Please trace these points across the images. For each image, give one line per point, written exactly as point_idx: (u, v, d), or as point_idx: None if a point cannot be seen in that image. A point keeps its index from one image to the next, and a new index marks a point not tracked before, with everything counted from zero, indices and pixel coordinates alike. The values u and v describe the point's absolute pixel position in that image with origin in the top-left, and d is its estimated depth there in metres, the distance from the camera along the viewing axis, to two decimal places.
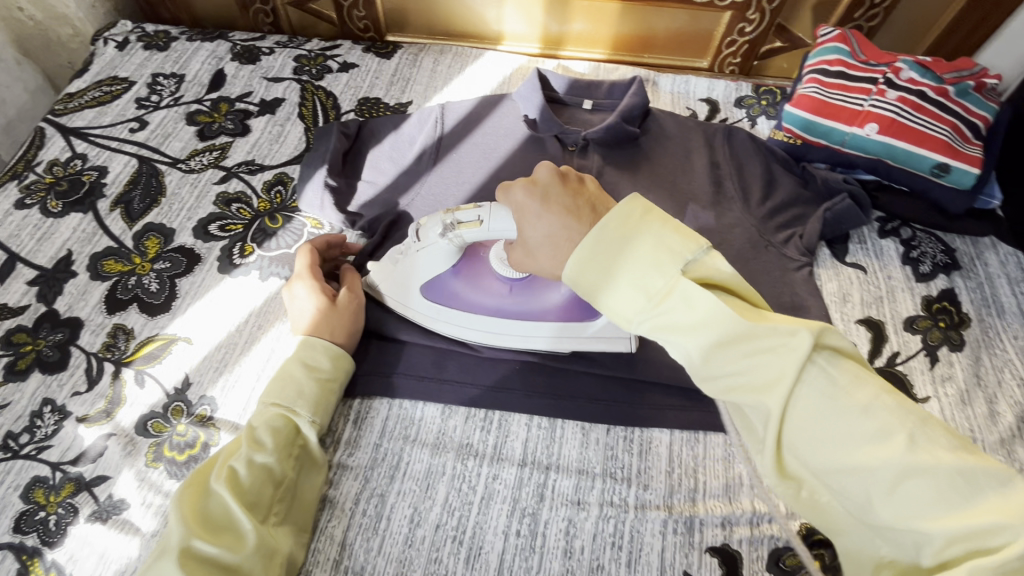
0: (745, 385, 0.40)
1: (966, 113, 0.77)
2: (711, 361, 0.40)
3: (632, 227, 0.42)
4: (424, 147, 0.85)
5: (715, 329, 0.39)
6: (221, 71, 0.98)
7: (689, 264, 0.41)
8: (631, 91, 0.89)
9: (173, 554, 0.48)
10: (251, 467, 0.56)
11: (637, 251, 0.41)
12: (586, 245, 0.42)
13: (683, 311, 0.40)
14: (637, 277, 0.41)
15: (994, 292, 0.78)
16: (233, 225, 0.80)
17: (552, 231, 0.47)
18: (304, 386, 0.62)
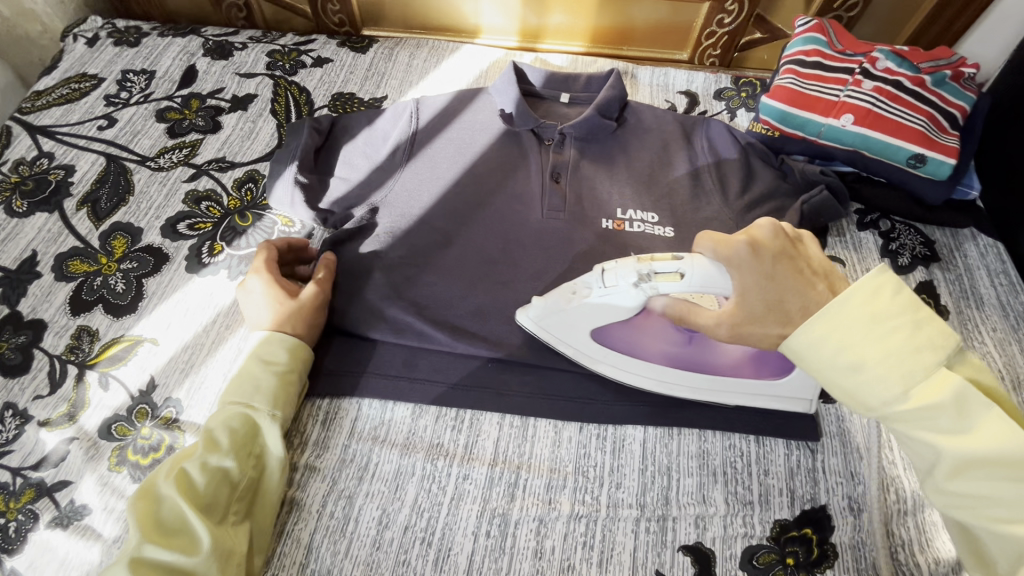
0: (996, 507, 0.40)
1: (943, 102, 0.76)
2: (957, 464, 0.40)
3: (888, 303, 0.43)
4: (397, 142, 0.83)
5: (999, 452, 0.39)
6: (192, 67, 0.96)
7: (950, 367, 0.42)
8: (608, 84, 0.88)
9: (127, 557, 0.49)
10: (207, 469, 0.55)
11: (886, 329, 0.42)
12: (833, 313, 0.43)
13: (950, 411, 0.40)
14: (897, 368, 0.41)
15: (973, 283, 0.78)
16: (202, 224, 0.78)
17: (770, 298, 0.47)
18: (265, 384, 0.61)
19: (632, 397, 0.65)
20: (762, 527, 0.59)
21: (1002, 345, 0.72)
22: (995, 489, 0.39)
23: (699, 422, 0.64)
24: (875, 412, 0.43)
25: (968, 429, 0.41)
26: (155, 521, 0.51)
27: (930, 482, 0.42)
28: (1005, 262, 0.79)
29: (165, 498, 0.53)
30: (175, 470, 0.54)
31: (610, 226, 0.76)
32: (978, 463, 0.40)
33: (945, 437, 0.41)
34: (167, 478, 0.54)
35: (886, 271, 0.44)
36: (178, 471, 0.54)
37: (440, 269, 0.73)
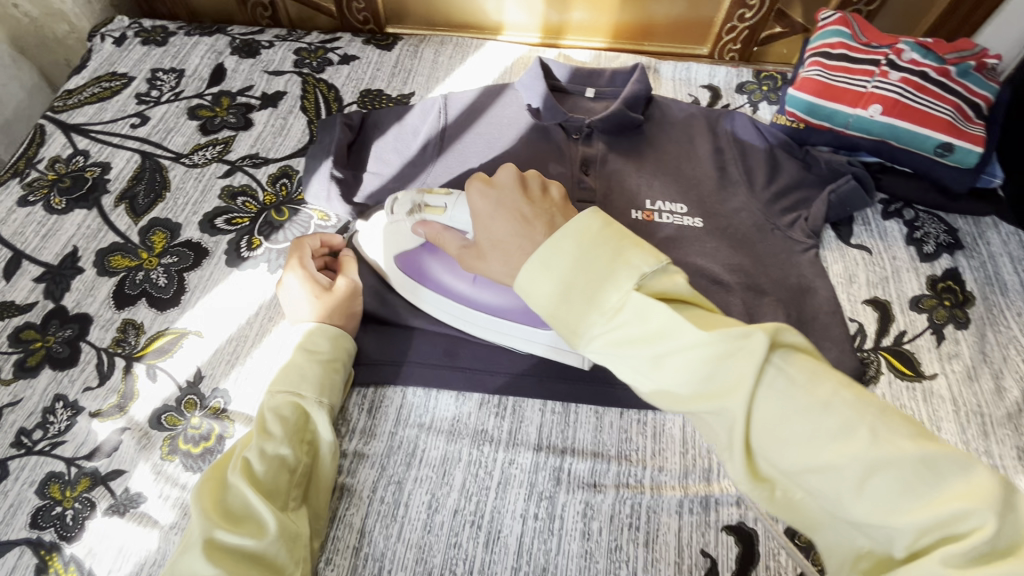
0: (702, 390, 0.41)
1: (968, 93, 0.77)
2: (681, 372, 0.41)
3: (588, 239, 0.45)
4: (428, 137, 0.85)
5: (670, 337, 0.41)
6: (221, 66, 0.97)
7: (644, 279, 0.43)
8: (634, 78, 0.89)
9: (196, 543, 0.49)
10: (264, 457, 0.55)
11: (565, 261, 0.45)
12: (539, 255, 0.46)
13: (640, 326, 0.42)
14: (567, 285, 0.45)
15: (998, 270, 0.79)
16: (239, 219, 0.79)
17: (505, 235, 0.51)
18: (316, 374, 0.61)
19: None
20: None
21: None
22: (760, 397, 0.39)
23: None
24: (590, 338, 0.44)
25: (642, 345, 0.42)
26: (223, 508, 0.52)
27: (654, 387, 0.44)
28: None
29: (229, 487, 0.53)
30: (238, 459, 0.55)
31: (640, 217, 0.78)
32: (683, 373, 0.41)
33: (642, 348, 0.42)
34: (230, 468, 0.55)
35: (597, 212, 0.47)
36: (239, 460, 0.55)
37: None
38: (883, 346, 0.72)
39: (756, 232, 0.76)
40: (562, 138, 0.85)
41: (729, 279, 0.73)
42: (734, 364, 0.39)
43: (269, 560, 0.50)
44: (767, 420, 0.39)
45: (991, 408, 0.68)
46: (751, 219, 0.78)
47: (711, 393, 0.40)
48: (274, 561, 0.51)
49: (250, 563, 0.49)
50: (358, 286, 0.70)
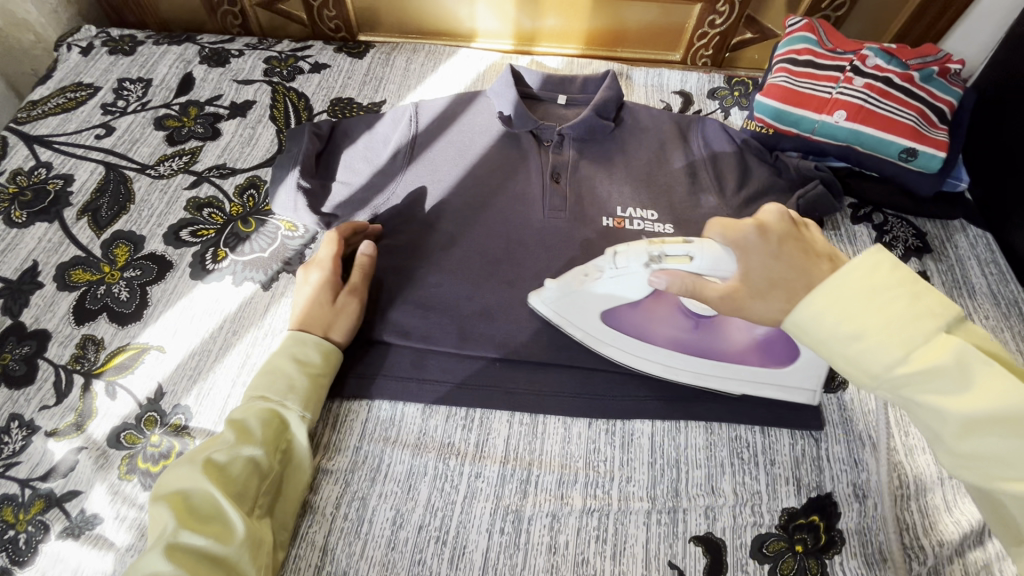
0: (1019, 473, 0.38)
1: (931, 98, 0.78)
2: (967, 421, 0.39)
3: (889, 275, 0.42)
4: (398, 146, 0.84)
5: (1008, 408, 0.38)
6: (189, 75, 0.96)
7: (954, 330, 0.41)
8: (605, 85, 0.90)
9: (162, 543, 0.48)
10: (237, 460, 0.55)
11: (887, 302, 0.41)
12: (827, 286, 0.43)
13: (953, 376, 0.39)
14: (900, 329, 0.40)
15: (965, 273, 0.80)
16: (205, 230, 0.78)
17: (782, 274, 0.47)
18: (293, 381, 0.62)
19: (640, 392, 0.66)
20: (770, 516, 0.60)
21: (994, 332, 0.75)
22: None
23: (706, 414, 0.66)
24: (880, 380, 0.41)
25: (932, 392, 0.40)
26: (189, 509, 0.51)
27: (955, 460, 0.40)
28: (994, 252, 0.82)
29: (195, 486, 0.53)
30: (203, 460, 0.54)
31: (610, 224, 0.77)
32: (985, 429, 0.39)
33: (943, 395, 0.40)
34: (196, 468, 0.53)
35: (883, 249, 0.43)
36: (207, 461, 0.54)
37: (445, 271, 0.74)
38: None
39: None
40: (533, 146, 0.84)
41: None
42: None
43: (232, 566, 0.50)
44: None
45: None
46: None
47: (1011, 454, 0.38)
48: (239, 567, 0.50)
49: (214, 566, 0.49)
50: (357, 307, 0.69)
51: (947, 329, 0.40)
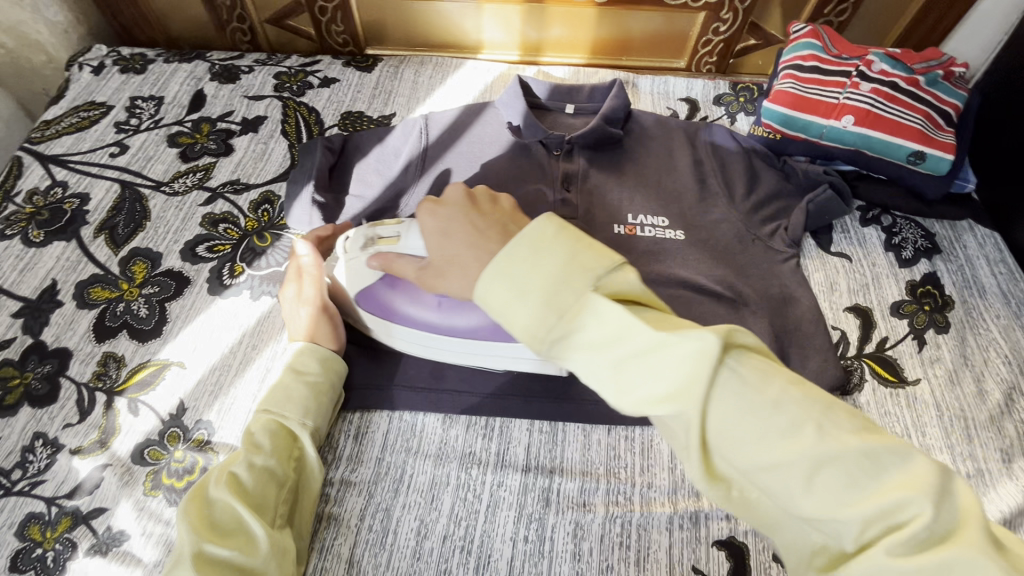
0: (654, 395, 0.38)
1: (938, 101, 0.79)
2: (672, 397, 0.38)
3: (551, 243, 0.43)
4: (410, 158, 0.85)
5: (625, 342, 0.39)
6: (201, 92, 0.97)
7: (603, 280, 0.41)
8: (612, 94, 0.90)
9: (184, 558, 0.47)
10: (252, 471, 0.55)
11: (547, 265, 0.42)
12: (496, 261, 0.43)
13: (649, 316, 0.40)
14: (549, 290, 0.41)
15: (975, 274, 0.80)
16: (221, 246, 0.79)
17: (457, 253, 0.49)
18: (301, 393, 0.61)
19: None
20: None
21: (1006, 331, 0.75)
22: (741, 419, 0.37)
23: None
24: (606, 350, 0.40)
25: (636, 366, 0.39)
26: (209, 524, 0.50)
27: (615, 396, 0.40)
28: (1003, 251, 0.82)
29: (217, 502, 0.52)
30: (218, 476, 0.54)
31: (623, 232, 0.78)
32: (633, 380, 0.39)
33: (593, 343, 0.40)
34: (210, 485, 0.53)
35: (554, 217, 0.44)
36: (221, 476, 0.54)
37: None
38: (867, 353, 0.72)
39: (738, 244, 0.77)
40: (544, 156, 0.85)
41: (713, 291, 0.73)
42: (697, 376, 0.37)
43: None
44: (766, 438, 0.36)
45: (974, 411, 0.68)
46: (732, 231, 0.78)
47: (742, 425, 0.37)
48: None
49: None
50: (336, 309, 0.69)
51: (596, 285, 0.41)
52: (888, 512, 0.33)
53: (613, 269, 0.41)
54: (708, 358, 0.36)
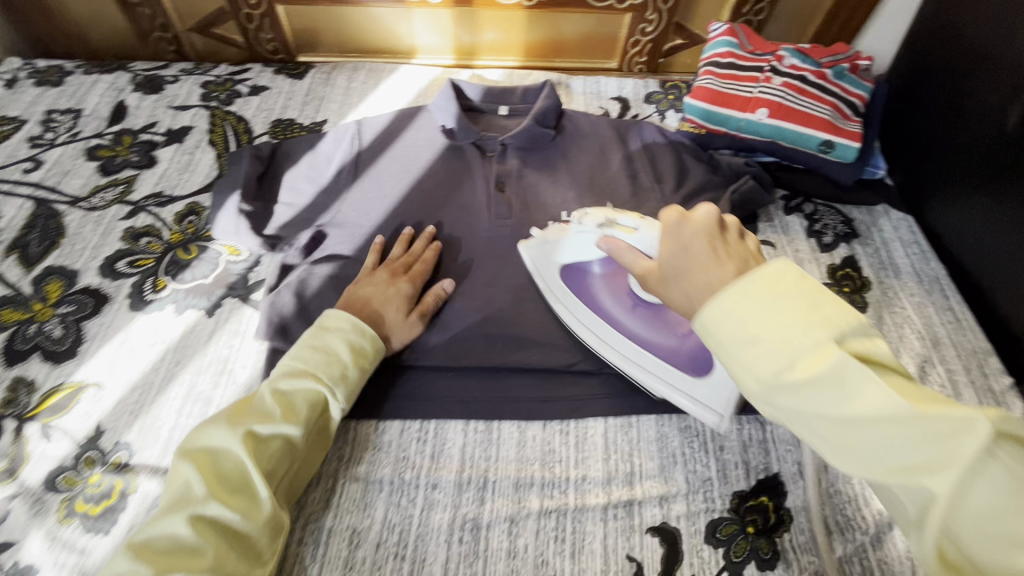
0: (900, 463, 0.34)
1: (845, 93, 0.83)
2: (914, 473, 0.34)
3: (793, 284, 0.39)
4: (342, 163, 0.84)
5: (878, 408, 0.35)
6: (122, 103, 0.94)
7: (845, 337, 0.37)
8: (543, 94, 0.91)
9: (187, 509, 0.49)
10: (277, 438, 0.55)
11: (785, 313, 0.38)
12: (734, 291, 0.40)
13: (908, 389, 0.36)
14: (783, 340, 0.37)
15: (890, 255, 0.85)
16: (143, 260, 0.76)
17: (690, 269, 0.48)
18: (344, 367, 0.61)
19: (589, 390, 0.69)
20: (722, 500, 0.62)
21: (919, 308, 0.79)
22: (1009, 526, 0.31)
23: (656, 407, 0.68)
24: (767, 387, 0.38)
25: (873, 440, 0.35)
26: (218, 477, 0.51)
27: (829, 453, 0.37)
28: (916, 233, 0.87)
29: (228, 455, 0.52)
30: (242, 432, 0.53)
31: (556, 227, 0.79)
32: (874, 459, 0.35)
33: (827, 408, 0.36)
34: (236, 438, 0.53)
35: (793, 264, 0.41)
36: (247, 433, 0.53)
37: None
38: None
39: None
40: (477, 157, 0.86)
41: None
42: (960, 458, 0.32)
43: (251, 542, 0.51)
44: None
45: None
46: None
47: (1009, 530, 0.31)
48: (256, 543, 0.51)
49: (234, 542, 0.50)
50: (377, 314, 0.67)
51: (839, 340, 0.37)
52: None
53: (860, 327, 0.38)
54: (972, 440, 0.32)
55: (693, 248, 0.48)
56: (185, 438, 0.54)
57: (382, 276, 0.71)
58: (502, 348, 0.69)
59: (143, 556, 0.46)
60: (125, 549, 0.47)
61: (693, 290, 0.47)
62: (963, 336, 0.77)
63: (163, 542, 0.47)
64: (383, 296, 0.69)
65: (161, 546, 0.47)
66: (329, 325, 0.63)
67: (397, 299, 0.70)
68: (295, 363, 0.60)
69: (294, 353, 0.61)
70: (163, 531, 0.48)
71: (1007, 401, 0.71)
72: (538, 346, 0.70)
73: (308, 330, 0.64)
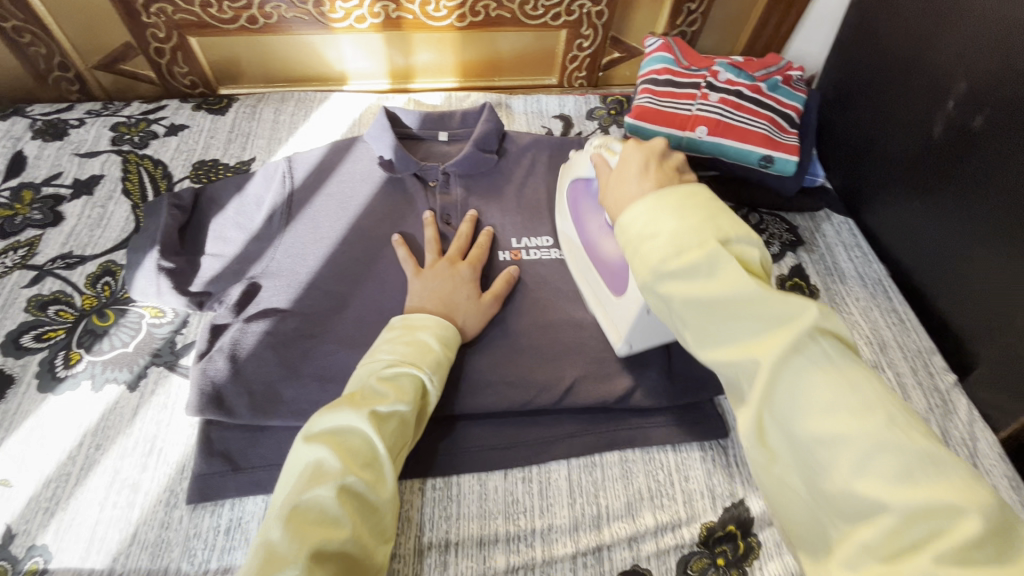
0: (739, 344, 0.42)
1: (780, 105, 0.85)
2: (751, 348, 0.42)
3: (701, 201, 0.46)
4: (273, 206, 0.78)
5: (742, 289, 0.42)
6: (20, 153, 0.85)
7: (727, 240, 0.44)
8: (483, 117, 0.88)
9: (331, 480, 0.47)
10: (395, 423, 0.53)
11: (691, 221, 0.44)
12: (632, 159, 0.54)
13: (704, 271, 0.43)
14: (679, 234, 0.44)
15: (835, 260, 0.86)
16: (52, 331, 0.69)
17: (636, 167, 0.53)
18: (437, 356, 0.60)
19: (551, 432, 0.66)
20: (691, 534, 0.61)
21: (866, 312, 0.81)
22: (820, 390, 0.39)
23: (619, 442, 0.67)
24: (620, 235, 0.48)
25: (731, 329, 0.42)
26: (350, 452, 0.49)
27: (694, 345, 0.45)
28: (857, 237, 0.89)
29: (356, 432, 0.51)
30: (369, 411, 0.51)
31: (507, 257, 0.77)
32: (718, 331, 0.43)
33: (747, 336, 0.42)
34: (362, 418, 0.50)
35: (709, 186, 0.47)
36: (372, 412, 0.51)
37: (338, 336, 0.69)
38: None
39: None
40: (418, 189, 0.82)
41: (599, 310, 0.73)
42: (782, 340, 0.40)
43: (379, 514, 0.50)
44: (833, 414, 0.38)
45: None
46: None
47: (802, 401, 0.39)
48: (382, 519, 0.50)
49: (367, 514, 0.49)
50: (456, 312, 0.67)
51: (722, 241, 0.44)
52: (933, 506, 0.34)
53: (745, 238, 0.45)
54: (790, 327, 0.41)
55: (631, 163, 0.54)
56: (311, 419, 0.52)
57: (444, 265, 0.71)
58: (456, 396, 0.65)
59: (293, 527, 0.44)
60: (276, 523, 0.45)
61: (618, 199, 0.53)
62: (907, 336, 0.78)
63: (310, 513, 0.45)
64: (451, 285, 0.69)
65: (311, 517, 0.45)
66: (416, 323, 0.61)
67: (464, 288, 0.70)
68: (396, 351, 0.58)
69: (384, 346, 0.59)
70: (309, 502, 0.46)
71: (952, 399, 0.73)
72: (492, 387, 0.66)
73: (392, 327, 0.62)
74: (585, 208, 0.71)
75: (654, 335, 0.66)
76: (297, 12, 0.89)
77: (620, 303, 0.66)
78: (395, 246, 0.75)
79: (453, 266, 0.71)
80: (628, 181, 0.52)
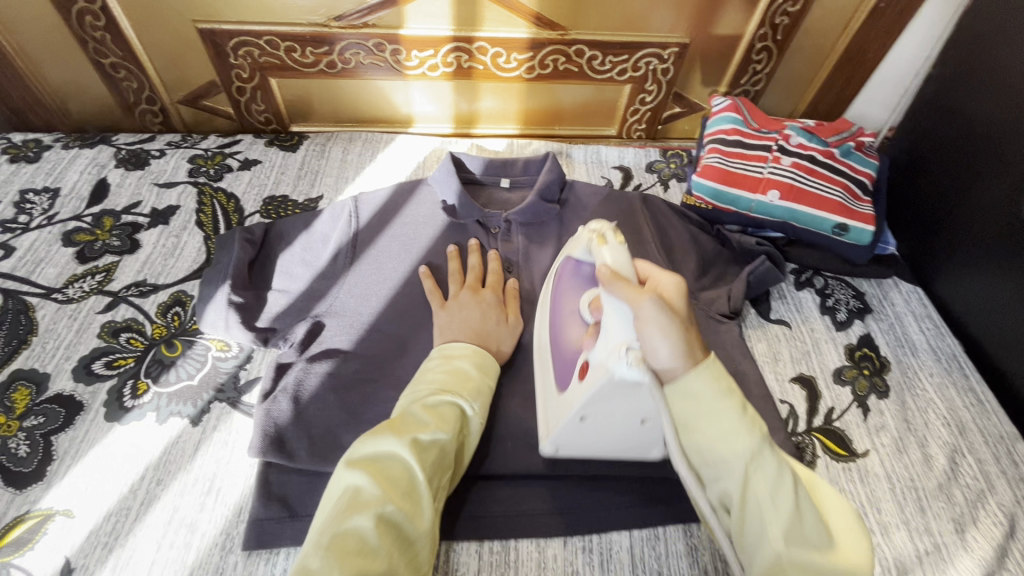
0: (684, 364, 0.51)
1: (853, 171, 0.84)
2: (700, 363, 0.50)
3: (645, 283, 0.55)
4: (339, 245, 0.79)
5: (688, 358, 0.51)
6: (104, 180, 0.89)
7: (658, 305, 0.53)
8: (547, 167, 0.89)
9: (370, 510, 0.46)
10: (433, 454, 0.51)
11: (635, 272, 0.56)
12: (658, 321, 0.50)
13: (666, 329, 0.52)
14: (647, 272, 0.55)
15: (906, 331, 0.82)
16: (122, 360, 0.70)
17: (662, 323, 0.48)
18: (477, 384, 0.60)
19: (611, 500, 0.64)
20: None
21: (941, 389, 0.76)
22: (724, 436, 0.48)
23: (684, 515, 0.63)
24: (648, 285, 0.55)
25: None
26: (389, 479, 0.48)
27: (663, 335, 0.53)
28: (927, 307, 0.85)
29: (396, 459, 0.50)
30: (411, 438, 0.50)
31: None
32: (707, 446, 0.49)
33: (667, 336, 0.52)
34: (402, 446, 0.50)
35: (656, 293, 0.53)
36: (413, 439, 0.50)
37: (399, 382, 0.69)
38: (816, 427, 0.72)
39: None
40: (480, 235, 0.82)
41: None
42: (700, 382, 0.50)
43: (418, 546, 0.48)
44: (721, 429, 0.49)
45: (922, 480, 0.68)
46: None
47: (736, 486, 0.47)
48: (421, 553, 0.48)
49: (405, 546, 0.47)
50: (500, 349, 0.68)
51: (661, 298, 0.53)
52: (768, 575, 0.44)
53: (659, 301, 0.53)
54: None
55: (663, 285, 0.53)
56: (349, 448, 0.51)
57: (481, 297, 0.72)
58: (515, 456, 0.64)
59: (333, 555, 0.43)
60: (316, 551, 0.44)
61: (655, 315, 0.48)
62: (987, 419, 0.74)
63: (348, 542, 0.44)
64: (490, 318, 0.70)
65: (349, 547, 0.44)
66: (454, 352, 0.62)
67: (503, 324, 0.70)
68: (436, 380, 0.58)
69: (424, 376, 0.59)
70: (347, 531, 0.44)
71: None
72: None
73: (431, 358, 0.62)
74: (569, 299, 0.66)
75: (583, 445, 0.59)
76: (374, 59, 0.93)
77: (559, 403, 0.59)
78: (423, 278, 0.75)
79: (489, 298, 0.72)
80: (647, 293, 0.49)
